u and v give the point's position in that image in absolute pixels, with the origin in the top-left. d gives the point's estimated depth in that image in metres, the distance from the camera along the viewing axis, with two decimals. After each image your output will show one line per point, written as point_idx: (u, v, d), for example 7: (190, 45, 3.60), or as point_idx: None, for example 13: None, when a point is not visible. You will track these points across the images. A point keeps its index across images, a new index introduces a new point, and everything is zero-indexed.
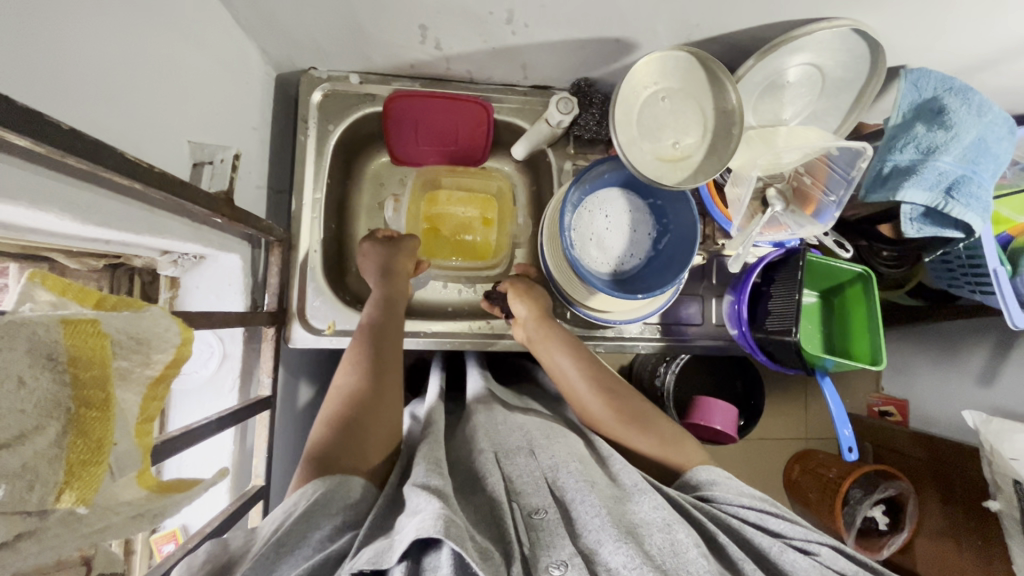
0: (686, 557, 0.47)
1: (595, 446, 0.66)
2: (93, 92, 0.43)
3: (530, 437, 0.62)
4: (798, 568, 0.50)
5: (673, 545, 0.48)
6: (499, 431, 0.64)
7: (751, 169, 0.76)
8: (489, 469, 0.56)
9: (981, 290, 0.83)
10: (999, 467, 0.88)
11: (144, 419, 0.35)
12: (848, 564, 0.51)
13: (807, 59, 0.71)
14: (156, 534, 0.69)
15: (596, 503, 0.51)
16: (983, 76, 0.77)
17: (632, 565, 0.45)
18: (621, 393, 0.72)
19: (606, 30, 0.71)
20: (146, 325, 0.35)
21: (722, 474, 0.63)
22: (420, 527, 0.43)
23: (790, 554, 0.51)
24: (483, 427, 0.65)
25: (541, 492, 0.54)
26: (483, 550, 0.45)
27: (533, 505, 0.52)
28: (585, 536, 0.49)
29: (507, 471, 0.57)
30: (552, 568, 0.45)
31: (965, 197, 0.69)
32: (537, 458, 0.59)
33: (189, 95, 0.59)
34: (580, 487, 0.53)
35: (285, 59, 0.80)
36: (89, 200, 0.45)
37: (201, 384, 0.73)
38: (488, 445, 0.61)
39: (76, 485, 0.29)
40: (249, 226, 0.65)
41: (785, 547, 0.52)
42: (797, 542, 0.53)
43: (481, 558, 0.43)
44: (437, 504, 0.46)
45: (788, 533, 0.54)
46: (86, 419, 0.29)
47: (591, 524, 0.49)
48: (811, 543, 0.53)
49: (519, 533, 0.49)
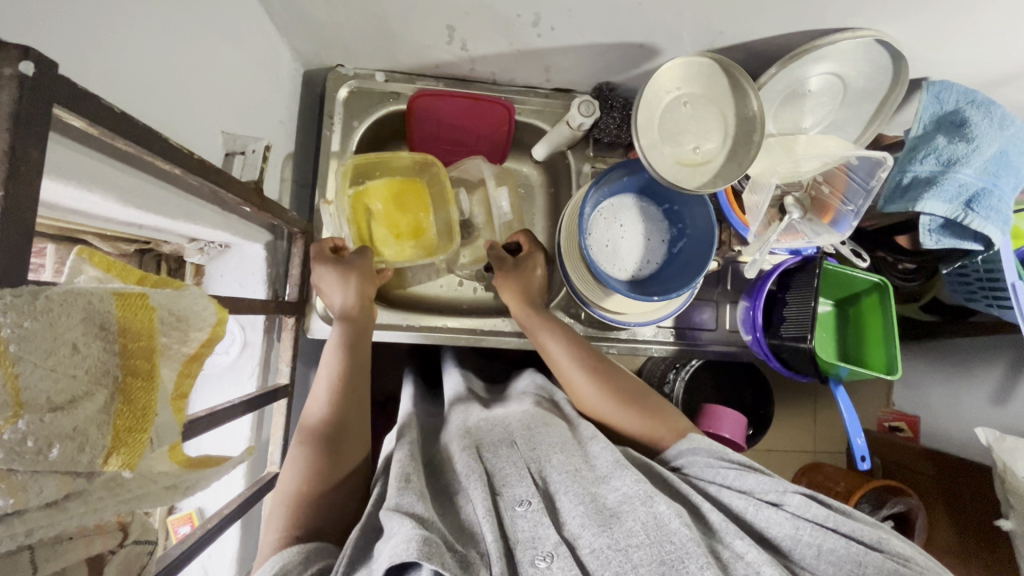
0: (669, 529, 0.47)
1: (579, 431, 0.65)
2: (140, 80, 0.45)
3: (511, 431, 0.62)
4: (773, 525, 0.51)
5: (657, 519, 0.49)
6: (482, 429, 0.63)
7: (771, 176, 0.76)
8: (468, 468, 0.55)
9: (999, 304, 0.82)
10: (1012, 486, 0.87)
11: (179, 395, 0.36)
12: (821, 510, 0.51)
13: (829, 68, 0.72)
14: (173, 515, 0.71)
15: (579, 492, 0.53)
16: (1006, 91, 0.77)
17: (617, 548, 0.47)
18: (608, 372, 0.72)
19: (630, 35, 0.72)
20: (186, 303, 0.36)
21: (705, 440, 0.63)
22: (392, 554, 0.43)
23: (764, 511, 0.52)
24: (463, 425, 0.65)
25: (525, 481, 0.55)
26: (460, 558, 0.46)
27: (517, 496, 0.53)
28: (569, 524, 0.51)
29: (490, 467, 0.57)
30: (539, 561, 0.47)
31: (985, 210, 0.70)
32: (520, 448, 0.59)
33: (224, 87, 0.61)
34: (565, 477, 0.54)
35: (314, 56, 0.82)
36: (133, 184, 0.46)
37: (222, 370, 0.74)
38: (468, 442, 0.60)
39: (122, 451, 0.30)
40: (275, 217, 0.67)
41: (759, 504, 0.53)
42: (770, 497, 0.54)
43: (457, 567, 0.44)
44: (411, 527, 0.46)
45: (761, 489, 0.55)
46: (132, 388, 0.31)
47: (574, 511, 0.51)
48: (784, 495, 0.53)
49: (499, 531, 0.50)
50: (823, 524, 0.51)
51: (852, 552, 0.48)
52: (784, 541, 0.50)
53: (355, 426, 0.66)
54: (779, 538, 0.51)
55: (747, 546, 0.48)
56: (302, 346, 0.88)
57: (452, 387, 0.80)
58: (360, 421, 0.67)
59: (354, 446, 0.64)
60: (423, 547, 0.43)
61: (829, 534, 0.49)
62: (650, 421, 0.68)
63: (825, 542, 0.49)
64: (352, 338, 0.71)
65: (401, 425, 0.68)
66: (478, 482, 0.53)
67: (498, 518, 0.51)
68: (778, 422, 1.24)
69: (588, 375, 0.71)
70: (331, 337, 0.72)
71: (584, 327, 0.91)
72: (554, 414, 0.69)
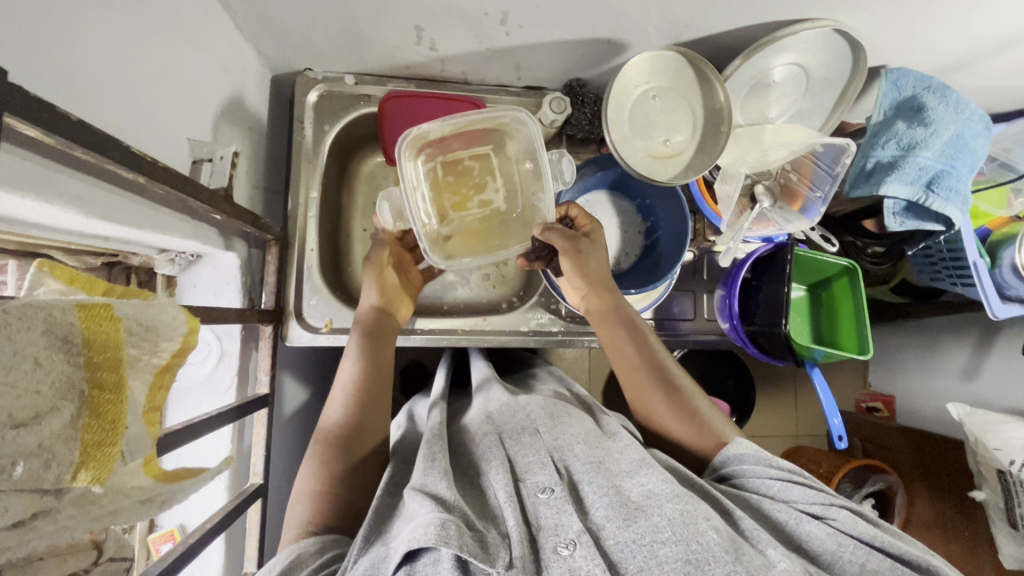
0: (697, 529, 0.47)
1: (602, 425, 0.69)
2: (97, 87, 0.44)
3: (533, 418, 0.65)
4: (814, 538, 0.52)
5: (684, 515, 0.49)
6: (503, 416, 0.67)
7: (739, 166, 0.78)
8: (492, 454, 0.60)
9: (962, 282, 0.86)
10: (984, 458, 0.90)
11: (152, 407, 0.36)
12: (868, 528, 0.52)
13: (792, 59, 0.73)
14: (153, 533, 0.69)
15: (602, 484, 0.54)
16: (960, 76, 0.80)
17: (641, 542, 0.48)
18: (661, 362, 0.74)
19: (597, 31, 0.72)
20: (154, 313, 0.35)
21: (751, 445, 0.64)
22: (413, 538, 0.45)
23: (805, 524, 0.53)
24: (485, 410, 0.71)
25: (547, 469, 0.56)
26: (479, 538, 0.48)
27: (541, 483, 0.55)
28: (594, 514, 0.52)
29: (513, 453, 0.60)
30: (561, 548, 0.48)
31: (945, 190, 0.72)
32: (543, 437, 0.62)
33: (188, 94, 0.60)
34: (588, 469, 0.56)
35: (281, 60, 0.81)
36: (94, 195, 0.45)
37: (198, 383, 0.72)
38: (490, 429, 0.65)
39: (91, 466, 0.29)
40: (248, 224, 0.66)
41: (802, 517, 0.54)
42: (814, 509, 0.55)
43: (476, 547, 0.46)
44: (430, 509, 0.49)
45: (807, 502, 0.56)
46: (100, 402, 0.30)
47: (599, 503, 0.52)
48: (830, 509, 0.54)
49: (521, 515, 0.52)
50: (869, 543, 0.51)
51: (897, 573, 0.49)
52: (823, 554, 0.51)
53: (373, 427, 0.69)
54: (819, 552, 0.52)
55: (781, 555, 0.48)
56: (281, 354, 0.87)
57: (477, 375, 0.85)
58: (381, 420, 0.71)
59: (371, 440, 0.68)
60: (440, 531, 0.45)
61: (873, 553, 0.50)
62: (710, 432, 0.69)
63: (868, 562, 0.50)
64: (370, 343, 0.74)
65: (434, 399, 0.77)
66: (500, 469, 0.57)
67: (521, 503, 0.54)
68: (762, 408, 1.26)
69: (648, 367, 0.73)
70: (352, 339, 0.74)
71: (565, 323, 0.90)
72: (573, 404, 0.74)
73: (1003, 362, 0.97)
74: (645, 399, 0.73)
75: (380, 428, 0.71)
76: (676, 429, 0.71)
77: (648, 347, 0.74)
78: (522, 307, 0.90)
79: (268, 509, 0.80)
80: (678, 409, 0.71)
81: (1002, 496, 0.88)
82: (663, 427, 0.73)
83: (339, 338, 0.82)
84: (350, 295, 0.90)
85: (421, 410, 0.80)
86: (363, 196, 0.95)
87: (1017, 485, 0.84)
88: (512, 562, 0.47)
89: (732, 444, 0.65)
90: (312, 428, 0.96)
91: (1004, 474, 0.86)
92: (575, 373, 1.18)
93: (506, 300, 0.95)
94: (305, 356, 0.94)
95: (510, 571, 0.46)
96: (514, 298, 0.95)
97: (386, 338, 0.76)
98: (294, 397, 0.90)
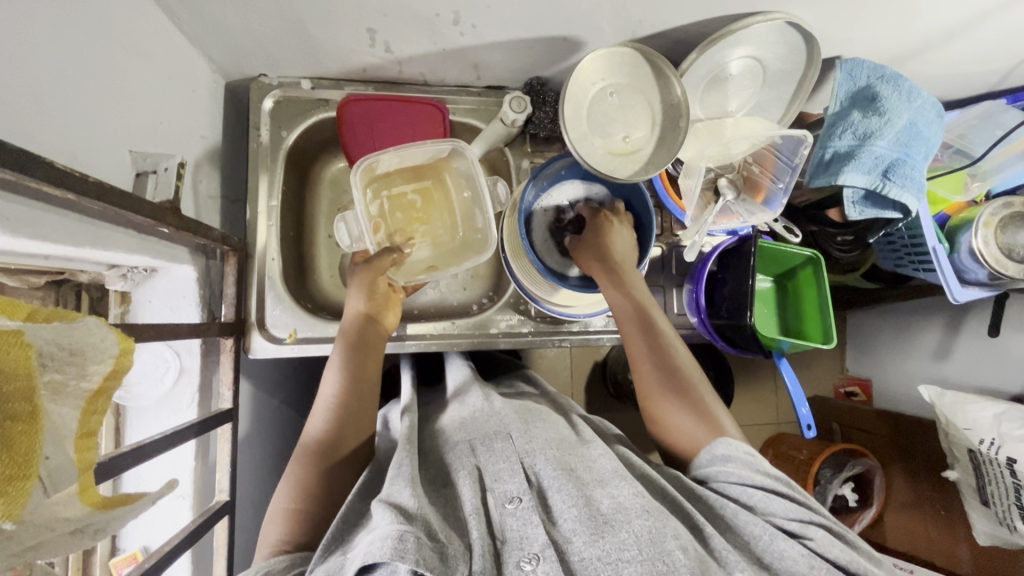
0: (664, 548, 0.47)
1: (578, 430, 0.69)
2: (17, 101, 0.42)
3: (506, 423, 0.64)
4: (787, 557, 0.52)
5: (652, 533, 0.49)
6: (475, 422, 0.66)
7: (700, 160, 0.78)
8: (460, 464, 0.60)
9: (924, 268, 0.88)
10: (954, 438, 0.92)
11: (85, 433, 0.35)
12: (843, 552, 0.52)
13: (747, 52, 0.74)
14: (116, 556, 0.67)
15: (573, 493, 0.53)
16: (914, 65, 0.81)
17: (607, 560, 0.47)
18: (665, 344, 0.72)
19: (552, 29, 0.72)
20: (78, 336, 0.34)
21: (741, 447, 0.63)
22: (369, 552, 0.45)
23: (780, 542, 0.53)
24: (457, 416, 0.70)
25: (517, 478, 0.56)
26: (440, 550, 0.47)
27: (509, 493, 0.55)
28: (560, 526, 0.51)
29: (482, 462, 0.60)
30: (524, 563, 0.48)
31: (901, 178, 0.73)
32: (515, 442, 0.61)
33: (129, 104, 0.58)
34: (557, 476, 0.56)
35: (234, 66, 0.79)
36: (22, 213, 0.43)
37: (157, 400, 0.70)
38: (461, 437, 0.64)
39: (2, 501, 0.28)
40: (200, 235, 0.64)
41: (776, 535, 0.54)
42: (792, 526, 0.55)
43: (435, 560, 0.46)
44: (392, 521, 0.48)
45: (786, 516, 0.56)
46: (13, 433, 0.29)
47: (567, 513, 0.52)
48: (807, 528, 0.54)
49: (486, 528, 0.52)
50: (843, 566, 0.52)
51: None
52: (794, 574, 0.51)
53: (355, 436, 0.68)
54: (789, 571, 0.51)
55: None
56: (248, 365, 0.85)
57: (455, 377, 0.84)
58: (361, 428, 0.69)
59: (349, 449, 0.67)
60: (397, 544, 0.44)
61: None
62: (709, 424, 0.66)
63: None
64: (359, 354, 0.72)
65: (404, 406, 0.75)
66: (468, 480, 0.57)
67: (488, 514, 0.54)
68: (740, 398, 1.27)
69: (650, 347, 0.72)
70: (338, 349, 0.73)
71: (535, 323, 0.90)
72: (546, 407, 0.73)
73: (972, 343, 0.99)
74: (643, 378, 0.71)
75: (360, 436, 0.69)
76: (679, 422, 0.68)
77: (653, 326, 0.73)
78: (490, 309, 0.90)
79: (239, 525, 0.78)
80: (682, 398, 0.68)
81: (973, 474, 0.89)
82: (663, 424, 0.70)
83: (305, 348, 0.81)
84: (317, 303, 0.88)
85: (394, 416, 0.79)
86: (328, 201, 0.94)
87: (986, 463, 0.86)
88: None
89: (717, 443, 0.64)
90: (284, 439, 0.95)
91: (975, 453, 0.88)
92: (553, 370, 1.17)
93: (477, 301, 0.94)
94: (274, 367, 0.93)
95: None
96: (486, 299, 0.94)
97: (374, 346, 0.74)
98: (263, 409, 0.88)
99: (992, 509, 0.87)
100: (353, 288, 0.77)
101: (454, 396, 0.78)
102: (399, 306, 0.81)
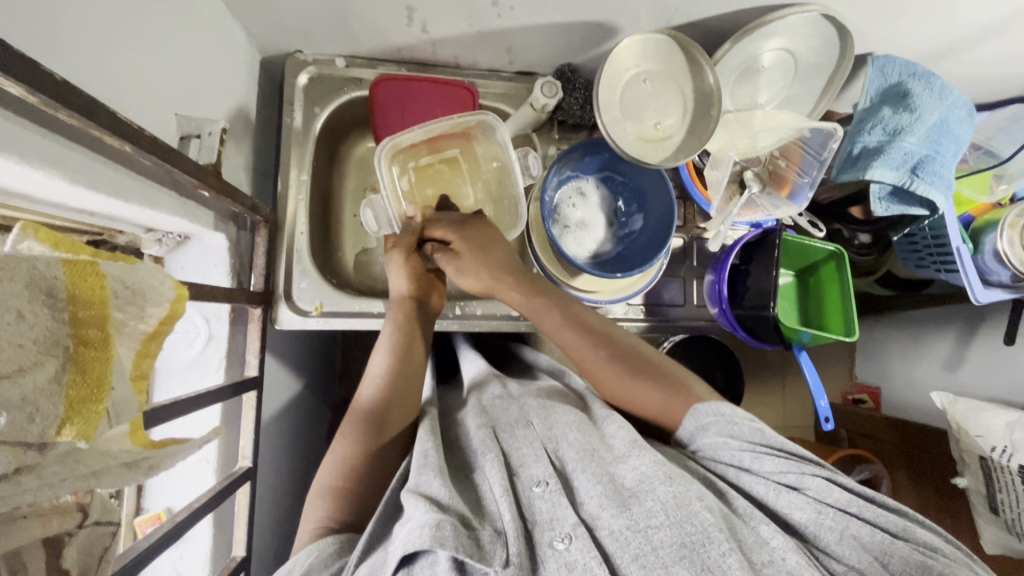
0: (690, 510, 0.48)
1: (597, 410, 0.69)
2: (80, 53, 0.43)
3: (526, 410, 0.66)
4: (795, 510, 0.52)
5: (676, 498, 0.49)
6: (497, 408, 0.68)
7: (729, 152, 0.80)
8: (486, 447, 0.60)
9: (946, 269, 0.87)
10: (965, 445, 0.91)
11: (138, 374, 0.36)
12: (843, 495, 0.52)
13: (780, 44, 0.74)
14: (140, 516, 0.69)
15: (595, 472, 0.54)
16: (945, 64, 0.81)
17: (636, 529, 0.48)
18: (595, 331, 0.73)
19: (588, 15, 0.73)
20: (140, 277, 0.35)
21: (711, 409, 0.62)
22: (409, 542, 0.46)
23: (785, 497, 0.53)
24: (479, 402, 0.71)
25: (542, 462, 0.57)
26: (475, 538, 0.48)
27: (535, 477, 0.56)
28: (587, 504, 0.52)
29: (506, 448, 0.61)
30: (557, 543, 0.49)
31: (930, 175, 0.74)
32: (535, 429, 0.62)
33: (175, 70, 0.60)
34: (580, 457, 0.56)
35: (271, 41, 0.80)
36: (80, 162, 0.45)
37: (186, 364, 0.71)
38: (485, 421, 0.66)
39: (76, 421, 0.29)
40: (237, 203, 0.65)
41: (780, 489, 0.54)
42: (789, 479, 0.54)
43: (472, 547, 0.47)
44: (427, 511, 0.49)
45: (779, 471, 0.55)
46: (86, 358, 0.30)
47: (592, 491, 0.53)
48: (804, 478, 0.54)
49: (516, 510, 0.53)
50: (846, 510, 0.51)
51: (878, 541, 0.49)
52: (807, 526, 0.51)
53: (404, 409, 0.70)
54: (802, 523, 0.51)
55: (773, 531, 0.49)
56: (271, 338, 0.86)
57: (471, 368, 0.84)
58: (409, 401, 0.71)
59: (398, 419, 0.68)
60: (436, 533, 0.45)
61: (852, 519, 0.50)
62: (681, 394, 0.66)
63: (848, 526, 0.50)
64: (406, 338, 0.74)
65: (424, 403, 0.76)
66: (495, 463, 0.57)
67: (516, 497, 0.55)
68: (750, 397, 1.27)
69: (582, 339, 0.72)
70: (392, 318, 0.76)
71: None
72: (569, 396, 0.72)
73: (986, 351, 0.99)
74: (595, 372, 0.72)
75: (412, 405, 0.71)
76: (643, 401, 0.68)
77: (581, 319, 0.74)
78: None
79: (258, 495, 0.80)
80: (638, 377, 0.69)
81: (984, 482, 0.89)
82: (646, 411, 0.68)
83: (329, 321, 0.82)
84: (342, 281, 0.89)
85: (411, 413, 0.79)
86: (353, 181, 0.95)
87: (997, 470, 0.85)
88: (508, 560, 0.47)
89: (691, 417, 0.63)
90: (298, 416, 0.95)
91: (986, 460, 0.87)
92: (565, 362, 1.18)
93: None
94: (292, 345, 0.94)
95: (506, 569, 0.46)
96: None
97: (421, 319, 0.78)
98: (283, 384, 0.89)
99: (1002, 517, 0.86)
100: (392, 273, 0.80)
101: (472, 386, 0.78)
102: (441, 288, 0.84)
